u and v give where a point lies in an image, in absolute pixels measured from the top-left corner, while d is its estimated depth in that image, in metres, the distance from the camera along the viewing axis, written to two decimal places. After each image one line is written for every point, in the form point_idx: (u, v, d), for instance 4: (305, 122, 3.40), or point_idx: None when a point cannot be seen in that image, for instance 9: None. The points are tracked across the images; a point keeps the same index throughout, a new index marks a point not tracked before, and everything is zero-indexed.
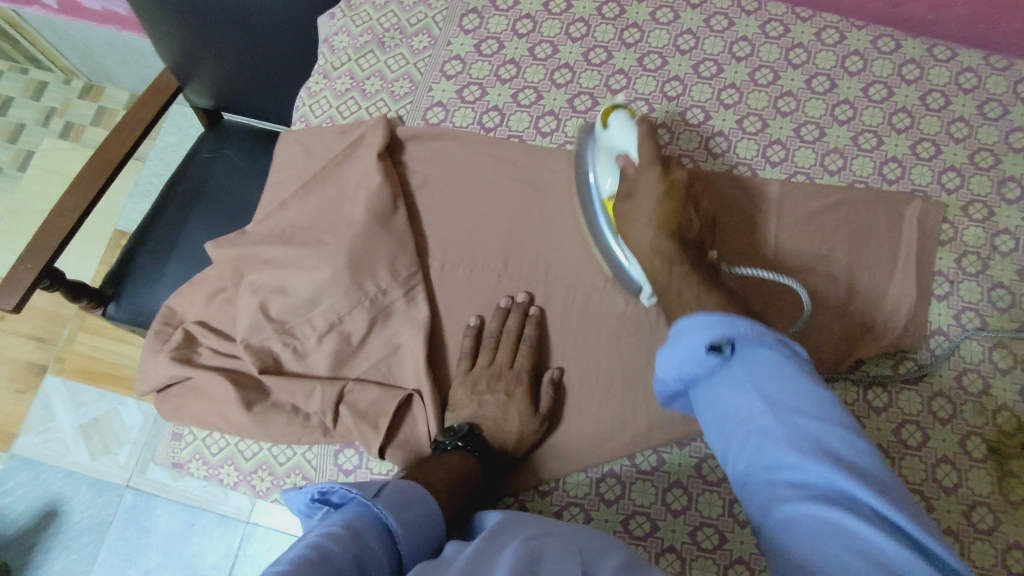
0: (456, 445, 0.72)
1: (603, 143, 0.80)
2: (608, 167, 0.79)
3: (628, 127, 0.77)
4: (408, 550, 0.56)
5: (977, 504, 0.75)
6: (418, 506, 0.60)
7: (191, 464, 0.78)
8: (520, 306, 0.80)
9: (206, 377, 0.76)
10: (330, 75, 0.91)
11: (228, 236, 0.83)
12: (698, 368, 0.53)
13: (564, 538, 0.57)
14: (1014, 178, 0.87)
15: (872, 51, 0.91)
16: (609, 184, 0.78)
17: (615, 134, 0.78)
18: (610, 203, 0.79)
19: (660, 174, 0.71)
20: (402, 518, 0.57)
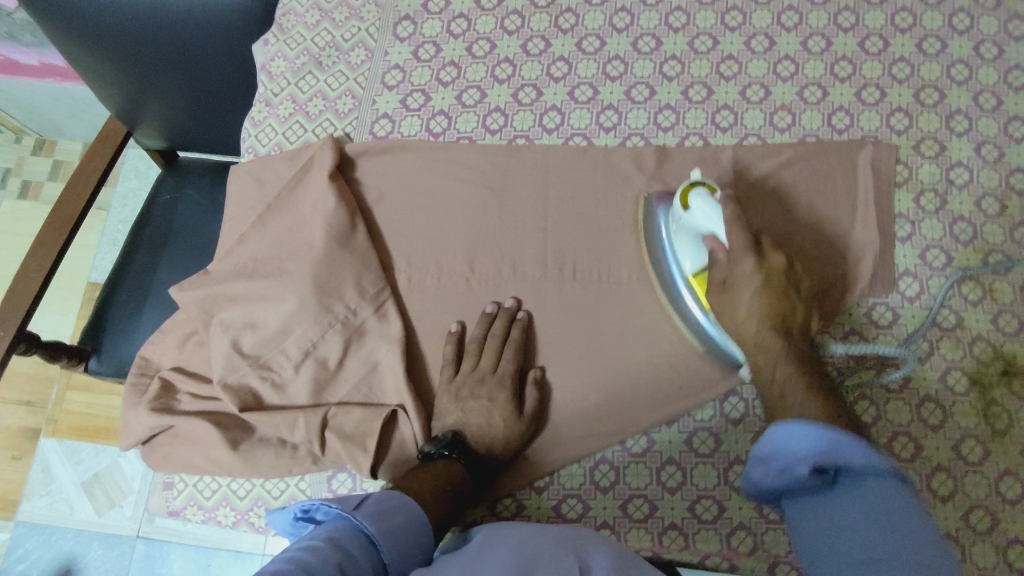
0: (442, 454, 0.72)
1: (684, 226, 0.78)
2: (687, 248, 0.77)
3: (713, 210, 0.74)
4: (390, 556, 0.60)
5: (965, 437, 0.76)
6: (402, 512, 0.63)
7: (188, 511, 0.78)
8: (507, 310, 0.80)
9: (188, 422, 0.76)
10: (271, 102, 0.90)
11: (191, 278, 0.82)
12: (790, 447, 0.57)
13: (550, 536, 0.61)
14: (960, 111, 0.87)
15: (806, 5, 0.91)
16: (692, 265, 0.77)
17: (697, 216, 0.75)
18: (698, 282, 0.77)
19: (763, 279, 0.71)
20: (383, 526, 0.61)
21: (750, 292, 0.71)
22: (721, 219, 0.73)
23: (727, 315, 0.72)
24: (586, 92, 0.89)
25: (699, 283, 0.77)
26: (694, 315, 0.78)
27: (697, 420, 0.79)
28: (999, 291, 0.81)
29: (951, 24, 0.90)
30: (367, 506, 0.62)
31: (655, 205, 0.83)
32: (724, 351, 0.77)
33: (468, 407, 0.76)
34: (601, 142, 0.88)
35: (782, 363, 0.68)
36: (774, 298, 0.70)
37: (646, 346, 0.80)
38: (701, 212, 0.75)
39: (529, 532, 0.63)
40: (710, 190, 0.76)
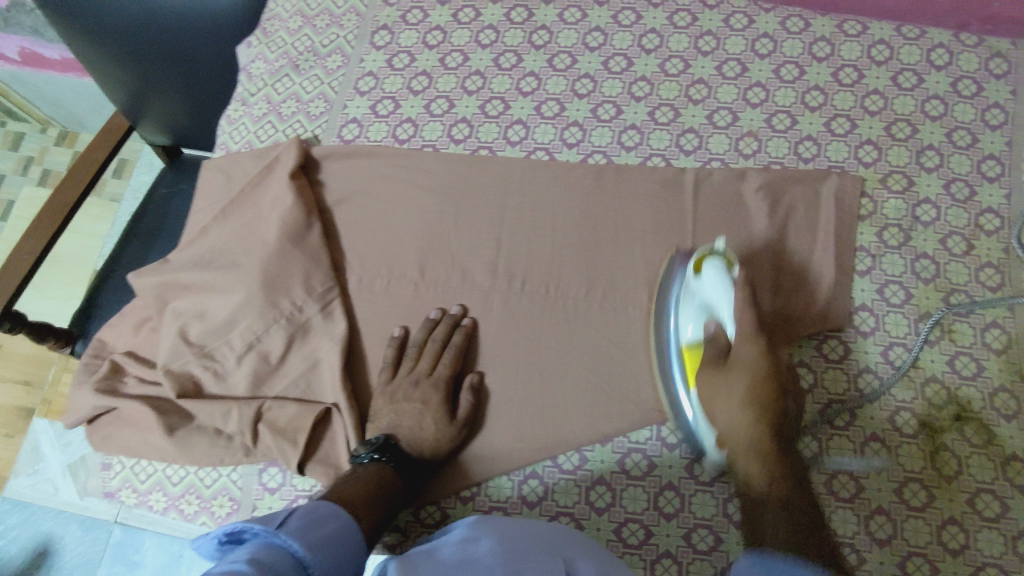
0: (373, 458, 0.71)
1: (688, 288, 0.77)
2: (692, 314, 0.76)
3: (721, 278, 0.74)
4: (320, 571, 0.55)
5: (909, 480, 0.74)
6: (325, 526, 0.59)
7: (123, 494, 0.79)
8: (451, 317, 0.81)
9: (129, 405, 0.77)
10: (247, 102, 0.94)
11: (150, 266, 0.84)
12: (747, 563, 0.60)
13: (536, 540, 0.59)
14: (932, 147, 0.85)
15: (782, 32, 0.91)
16: (692, 334, 0.75)
17: (705, 284, 0.75)
18: (690, 352, 0.75)
19: (761, 356, 0.69)
20: (310, 542, 0.56)
21: (743, 379, 0.69)
22: (729, 292, 0.73)
23: (719, 398, 0.70)
24: (553, 108, 0.90)
25: (689, 359, 0.75)
26: (675, 385, 0.76)
27: (631, 441, 0.77)
28: (957, 332, 0.79)
29: (929, 59, 0.88)
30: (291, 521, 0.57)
31: (675, 266, 0.80)
32: (690, 434, 0.75)
33: (401, 409, 0.76)
34: (563, 158, 0.88)
35: (745, 415, 0.68)
36: (766, 392, 0.68)
37: (587, 362, 0.79)
38: (712, 287, 0.74)
39: (507, 530, 0.60)
40: (727, 262, 0.76)
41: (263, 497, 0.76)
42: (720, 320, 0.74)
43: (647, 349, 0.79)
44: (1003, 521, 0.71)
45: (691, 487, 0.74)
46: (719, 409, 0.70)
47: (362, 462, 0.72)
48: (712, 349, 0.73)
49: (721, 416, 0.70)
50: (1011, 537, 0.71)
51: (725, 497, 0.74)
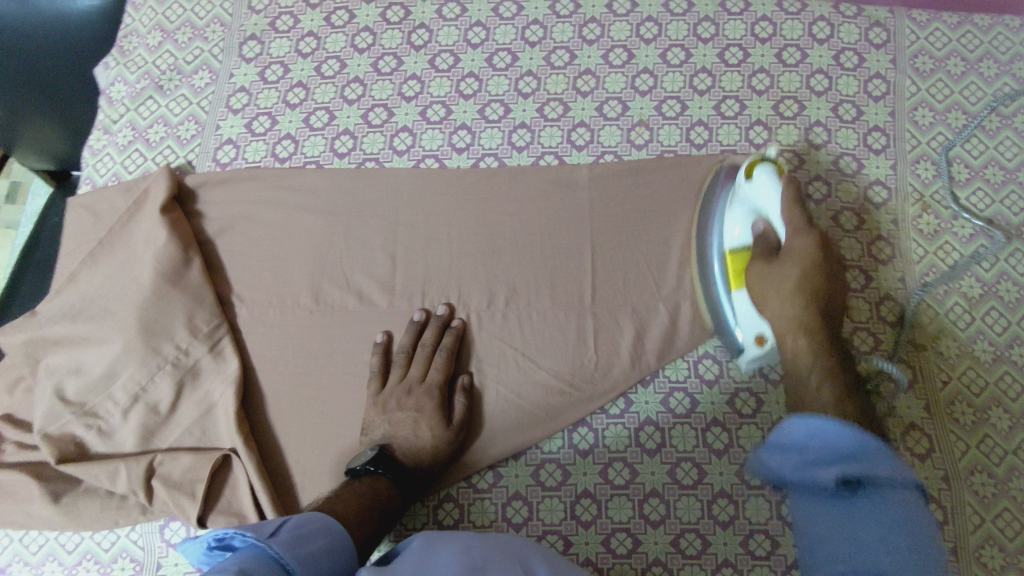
0: (368, 470, 0.68)
1: (742, 194, 0.73)
2: (739, 216, 0.74)
3: (774, 189, 0.70)
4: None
5: None
6: (321, 539, 0.56)
7: (13, 568, 0.74)
8: (438, 318, 0.78)
9: (7, 474, 0.72)
10: (110, 130, 0.88)
11: (17, 321, 0.78)
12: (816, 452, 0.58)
13: (496, 545, 0.58)
14: (820, 123, 0.85)
15: (665, 15, 0.89)
16: (738, 237, 0.73)
17: (757, 189, 0.71)
18: (733, 257, 0.74)
19: (817, 247, 0.67)
20: (303, 553, 0.52)
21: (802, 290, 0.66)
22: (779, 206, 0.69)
23: (772, 289, 0.68)
24: (438, 111, 0.87)
25: (737, 273, 0.73)
26: (717, 293, 0.76)
27: (546, 452, 0.75)
28: (854, 308, 0.79)
29: (811, 32, 0.88)
30: (284, 532, 0.54)
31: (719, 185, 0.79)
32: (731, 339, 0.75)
33: (396, 418, 0.73)
34: (453, 164, 0.85)
35: (796, 302, 0.66)
36: (820, 278, 0.67)
37: (497, 368, 0.77)
38: (765, 191, 0.70)
39: (474, 540, 0.58)
40: (779, 168, 0.72)
41: (166, 555, 0.72)
42: (768, 219, 0.71)
43: (553, 353, 0.77)
44: None
45: (607, 491, 0.73)
46: (787, 338, 0.67)
47: (357, 474, 0.69)
48: (761, 246, 0.71)
49: (773, 304, 0.68)
50: None
51: (641, 499, 0.73)
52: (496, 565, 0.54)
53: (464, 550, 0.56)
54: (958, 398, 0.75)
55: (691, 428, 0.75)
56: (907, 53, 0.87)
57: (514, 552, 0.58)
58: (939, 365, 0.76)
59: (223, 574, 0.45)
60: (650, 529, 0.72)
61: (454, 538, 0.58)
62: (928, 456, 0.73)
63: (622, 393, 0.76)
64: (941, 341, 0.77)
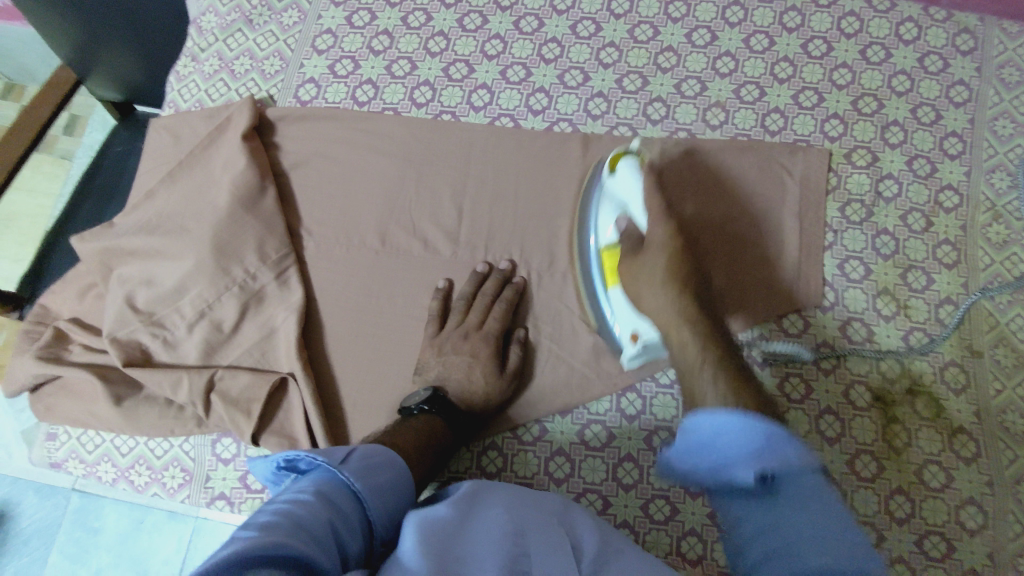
0: (422, 409, 0.70)
1: (610, 183, 0.75)
2: (609, 213, 0.74)
3: (634, 182, 0.71)
4: (377, 515, 0.52)
5: (860, 452, 0.74)
6: (387, 470, 0.57)
7: (68, 464, 0.77)
8: (500, 272, 0.79)
9: (72, 373, 0.75)
10: (198, 58, 0.90)
11: (95, 229, 0.80)
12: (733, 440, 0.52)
13: (536, 502, 0.57)
14: (897, 123, 0.85)
15: (753, 1, 0.90)
16: (610, 236, 0.73)
17: (621, 182, 0.73)
18: (609, 256, 0.73)
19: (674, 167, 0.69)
20: (371, 482, 0.53)
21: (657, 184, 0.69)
22: (636, 201, 0.71)
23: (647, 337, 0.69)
24: (518, 73, 0.88)
25: (608, 259, 0.73)
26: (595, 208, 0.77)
27: (592, 413, 0.76)
28: (913, 308, 0.79)
29: (898, 32, 0.88)
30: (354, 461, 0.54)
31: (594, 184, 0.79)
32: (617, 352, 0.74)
33: (451, 361, 0.74)
34: (528, 125, 0.86)
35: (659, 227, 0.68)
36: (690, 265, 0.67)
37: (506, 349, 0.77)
38: (626, 183, 0.72)
39: (514, 498, 0.57)
40: (641, 161, 0.74)
41: (217, 468, 0.74)
42: (630, 214, 0.72)
43: None
44: (948, 491, 0.72)
45: (650, 458, 0.74)
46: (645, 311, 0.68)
47: (412, 413, 0.71)
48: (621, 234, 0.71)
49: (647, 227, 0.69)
50: (955, 506, 0.71)
51: None
52: (537, 527, 0.52)
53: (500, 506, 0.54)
54: (1010, 407, 0.75)
55: None
56: (993, 63, 0.87)
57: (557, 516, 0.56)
58: (994, 374, 0.76)
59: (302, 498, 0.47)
60: (689, 500, 0.73)
61: (496, 491, 0.58)
62: (975, 460, 0.73)
63: None
64: (998, 350, 0.77)
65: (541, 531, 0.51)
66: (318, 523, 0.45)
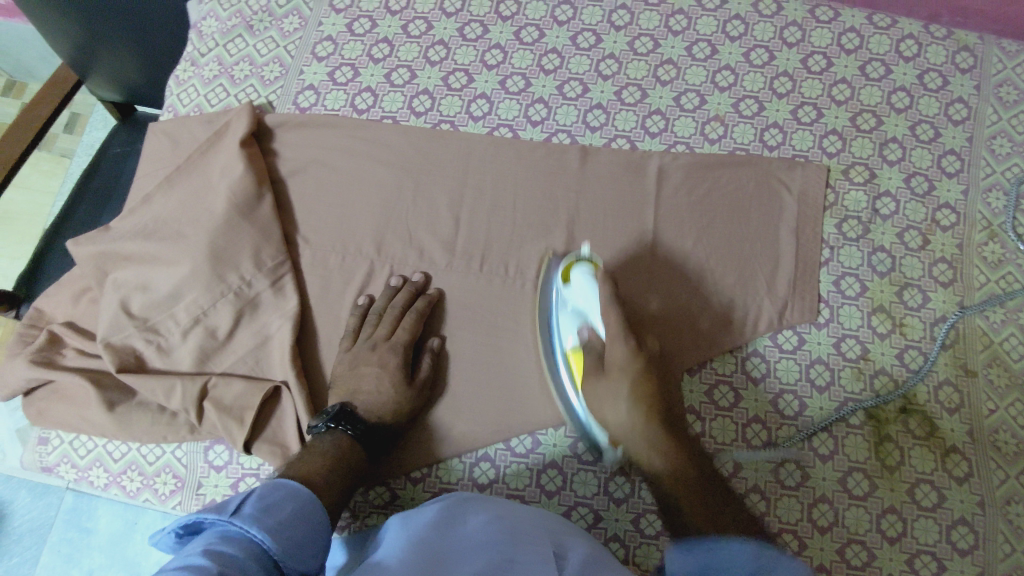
0: (330, 426, 0.69)
1: (566, 298, 0.75)
2: (569, 322, 0.75)
3: (590, 288, 0.73)
4: (281, 552, 0.51)
5: (853, 470, 0.74)
6: (288, 505, 0.56)
7: (60, 469, 0.77)
8: (413, 284, 0.79)
9: (65, 378, 0.75)
10: (198, 62, 0.91)
11: (91, 234, 0.80)
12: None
13: (523, 515, 0.58)
14: (895, 140, 0.85)
15: (753, 15, 0.90)
16: (572, 341, 0.74)
17: (576, 291, 0.74)
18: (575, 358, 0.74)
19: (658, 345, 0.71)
20: (272, 521, 0.53)
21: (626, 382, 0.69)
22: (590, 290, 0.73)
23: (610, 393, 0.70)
24: (518, 83, 0.88)
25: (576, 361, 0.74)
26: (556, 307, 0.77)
27: None
28: (909, 326, 0.78)
29: (898, 49, 0.88)
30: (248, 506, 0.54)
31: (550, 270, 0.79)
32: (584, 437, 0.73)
33: (361, 373, 0.74)
34: (526, 135, 0.86)
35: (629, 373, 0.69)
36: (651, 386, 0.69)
37: (473, 360, 0.78)
38: (583, 292, 0.73)
39: (503, 512, 0.58)
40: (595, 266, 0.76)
41: (208, 476, 0.74)
42: (591, 323, 0.74)
43: None
44: (940, 511, 0.72)
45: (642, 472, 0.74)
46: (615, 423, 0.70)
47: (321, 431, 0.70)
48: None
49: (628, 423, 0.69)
50: (947, 526, 0.71)
51: None
52: (520, 536, 0.52)
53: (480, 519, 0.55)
54: (1003, 427, 0.75)
55: (731, 422, 0.76)
56: (993, 81, 0.87)
57: (546, 530, 0.56)
58: (988, 394, 0.76)
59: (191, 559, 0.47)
60: None
61: (476, 505, 0.58)
62: (968, 480, 0.73)
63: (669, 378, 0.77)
64: (992, 370, 0.77)
65: (531, 539, 0.52)
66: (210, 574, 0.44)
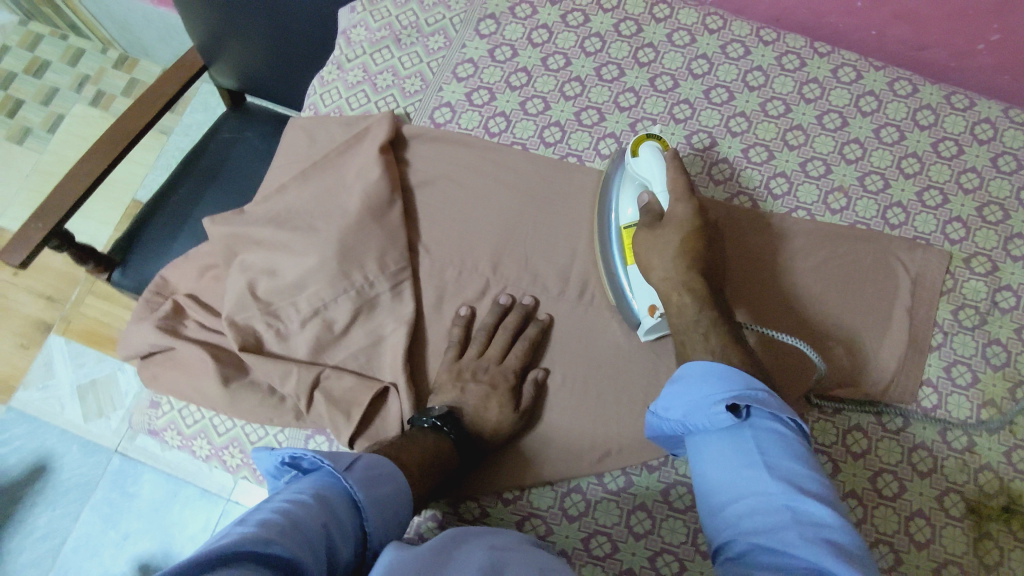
0: (434, 424, 0.72)
1: (630, 171, 0.79)
2: (630, 194, 0.79)
3: (657, 159, 0.75)
4: (373, 528, 0.56)
5: (948, 563, 0.72)
6: (388, 483, 0.61)
7: (166, 434, 0.80)
8: (521, 306, 0.81)
9: (187, 348, 0.77)
10: (344, 67, 0.95)
11: (226, 214, 0.84)
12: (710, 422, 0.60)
13: (523, 548, 0.55)
14: (1020, 236, 0.85)
15: (888, 93, 0.91)
16: (630, 214, 0.78)
17: (643, 163, 0.76)
18: (628, 231, 0.78)
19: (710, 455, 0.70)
20: (371, 493, 0.58)
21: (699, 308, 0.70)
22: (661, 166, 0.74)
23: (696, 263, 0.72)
24: (648, 127, 0.90)
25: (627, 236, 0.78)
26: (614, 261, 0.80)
27: (678, 473, 0.76)
28: (1019, 425, 0.77)
29: None
30: (359, 470, 0.59)
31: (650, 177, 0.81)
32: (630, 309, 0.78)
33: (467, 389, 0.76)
34: None
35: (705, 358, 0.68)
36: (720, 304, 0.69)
37: (576, 394, 0.78)
38: (649, 165, 0.75)
39: (499, 542, 0.56)
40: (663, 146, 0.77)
41: None
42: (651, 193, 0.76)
43: None
44: None
45: None
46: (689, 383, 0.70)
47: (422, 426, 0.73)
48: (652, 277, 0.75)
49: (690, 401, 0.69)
50: None
51: None
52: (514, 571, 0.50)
53: (482, 548, 0.54)
54: None
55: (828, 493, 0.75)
56: None
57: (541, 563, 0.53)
58: None
59: (303, 496, 0.52)
60: None
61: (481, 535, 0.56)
62: None
63: None
64: None
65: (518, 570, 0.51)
66: (313, 522, 0.49)
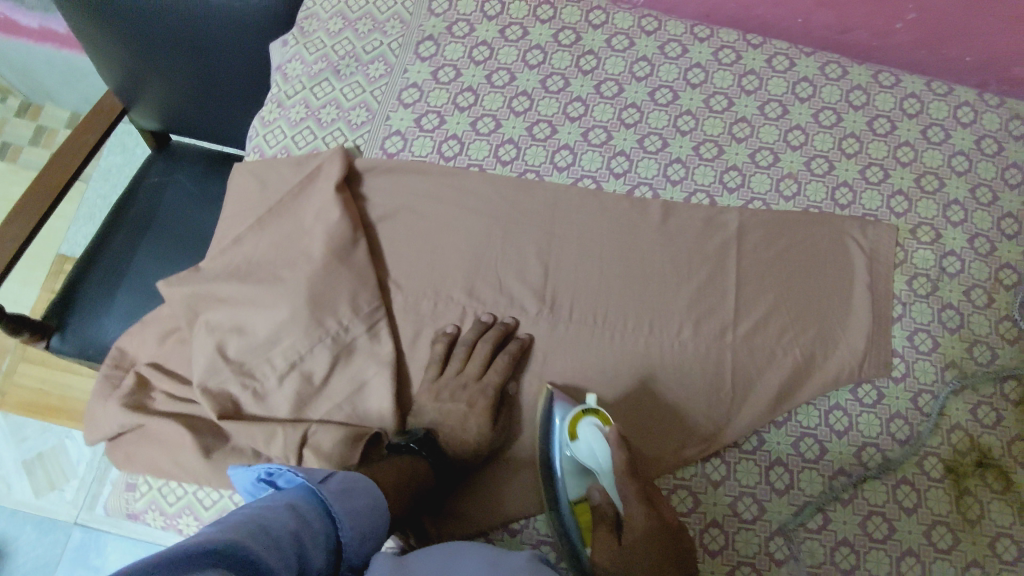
0: (410, 447, 0.72)
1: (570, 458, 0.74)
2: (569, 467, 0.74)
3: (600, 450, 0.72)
4: (348, 537, 0.55)
5: (936, 523, 0.76)
6: (366, 497, 0.59)
7: (148, 516, 0.75)
8: (503, 326, 0.80)
9: (160, 423, 0.74)
10: (284, 105, 0.91)
11: (181, 274, 0.80)
12: None
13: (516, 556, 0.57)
14: (957, 202, 0.90)
15: (821, 78, 0.94)
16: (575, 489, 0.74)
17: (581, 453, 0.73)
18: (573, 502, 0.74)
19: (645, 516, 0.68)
20: (347, 506, 0.56)
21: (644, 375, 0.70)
22: (609, 457, 0.71)
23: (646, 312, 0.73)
24: (600, 135, 0.91)
25: (582, 514, 0.74)
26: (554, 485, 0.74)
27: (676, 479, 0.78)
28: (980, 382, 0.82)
29: (956, 116, 0.94)
30: (334, 483, 0.58)
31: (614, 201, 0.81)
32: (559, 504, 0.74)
33: (447, 408, 0.77)
34: (609, 187, 0.89)
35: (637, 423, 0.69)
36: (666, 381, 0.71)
37: None
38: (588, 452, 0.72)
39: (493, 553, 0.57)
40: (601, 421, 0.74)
41: None
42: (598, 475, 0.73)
43: (692, 381, 0.79)
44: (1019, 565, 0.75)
45: (735, 524, 0.75)
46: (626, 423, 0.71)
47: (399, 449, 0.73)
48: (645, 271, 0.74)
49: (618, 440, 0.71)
50: None
51: (766, 535, 0.75)
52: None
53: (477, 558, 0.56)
54: None
55: (819, 474, 0.77)
56: None
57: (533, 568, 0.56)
58: None
59: (276, 504, 0.51)
60: (774, 567, 0.74)
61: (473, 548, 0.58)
62: None
63: (756, 431, 0.79)
64: None
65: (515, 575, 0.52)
66: (284, 523, 0.48)
